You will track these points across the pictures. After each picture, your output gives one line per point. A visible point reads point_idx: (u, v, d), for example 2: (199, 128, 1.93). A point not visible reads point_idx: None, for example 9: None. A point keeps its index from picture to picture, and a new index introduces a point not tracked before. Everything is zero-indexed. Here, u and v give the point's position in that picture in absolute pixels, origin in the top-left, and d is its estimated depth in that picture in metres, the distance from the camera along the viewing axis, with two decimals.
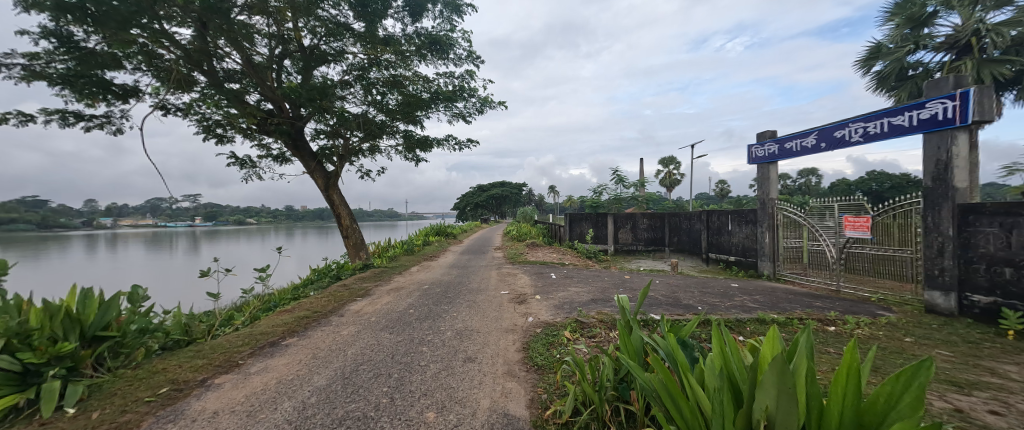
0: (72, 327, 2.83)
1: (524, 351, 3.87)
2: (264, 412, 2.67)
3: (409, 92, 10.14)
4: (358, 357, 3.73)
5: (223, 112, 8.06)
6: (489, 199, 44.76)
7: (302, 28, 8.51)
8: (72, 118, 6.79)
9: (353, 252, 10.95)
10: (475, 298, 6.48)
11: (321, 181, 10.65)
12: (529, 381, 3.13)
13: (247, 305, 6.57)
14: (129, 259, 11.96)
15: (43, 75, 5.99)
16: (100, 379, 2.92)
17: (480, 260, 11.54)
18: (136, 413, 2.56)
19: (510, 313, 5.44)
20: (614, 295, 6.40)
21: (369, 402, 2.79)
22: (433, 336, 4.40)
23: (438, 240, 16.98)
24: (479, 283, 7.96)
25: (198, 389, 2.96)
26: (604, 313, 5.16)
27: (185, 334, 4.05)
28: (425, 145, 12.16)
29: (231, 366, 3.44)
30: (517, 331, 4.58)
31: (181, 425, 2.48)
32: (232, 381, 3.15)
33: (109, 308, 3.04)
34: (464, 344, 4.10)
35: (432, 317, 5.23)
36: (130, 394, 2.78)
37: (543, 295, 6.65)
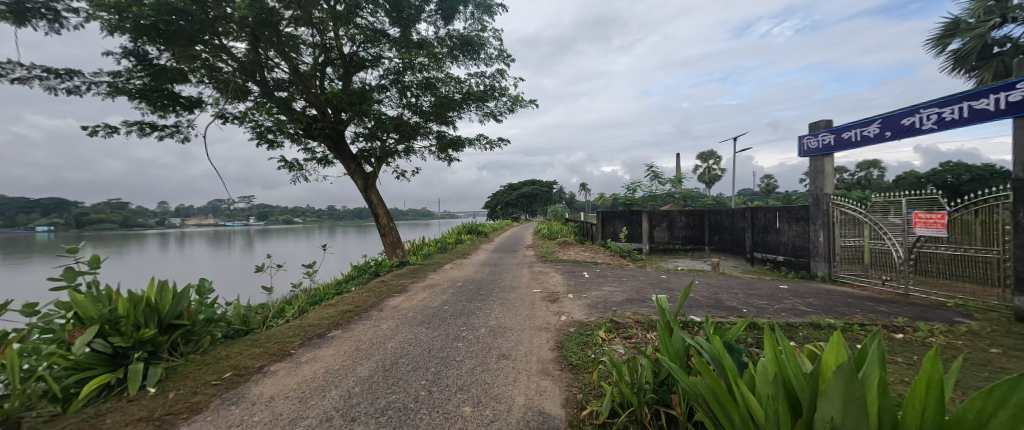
0: (151, 315, 3.13)
1: (558, 349, 3.86)
2: (314, 399, 2.83)
3: (442, 94, 10.41)
4: (397, 350, 3.87)
5: (274, 119, 8.61)
6: (520, 198, 44.80)
7: (342, 36, 8.92)
8: (148, 129, 7.49)
9: (390, 249, 11.36)
10: (508, 296, 6.53)
11: (360, 182, 11.10)
12: (564, 380, 3.12)
13: (296, 298, 7.00)
14: (194, 254, 13.10)
15: (125, 91, 6.70)
16: (175, 362, 3.23)
17: (512, 258, 11.58)
18: (204, 395, 2.80)
19: (543, 312, 5.42)
20: (650, 296, 6.23)
21: (409, 394, 2.90)
22: (468, 332, 4.48)
23: (470, 238, 17.22)
24: (510, 281, 7.98)
25: (256, 375, 3.18)
26: (641, 314, 5.04)
27: (243, 325, 4.39)
28: (457, 145, 12.42)
29: (284, 355, 3.68)
30: (550, 329, 4.57)
31: (243, 407, 2.69)
32: (285, 368, 3.38)
33: (182, 299, 3.32)
34: (498, 341, 4.15)
35: (466, 314, 5.32)
36: (199, 377, 3.05)
37: (576, 294, 6.58)
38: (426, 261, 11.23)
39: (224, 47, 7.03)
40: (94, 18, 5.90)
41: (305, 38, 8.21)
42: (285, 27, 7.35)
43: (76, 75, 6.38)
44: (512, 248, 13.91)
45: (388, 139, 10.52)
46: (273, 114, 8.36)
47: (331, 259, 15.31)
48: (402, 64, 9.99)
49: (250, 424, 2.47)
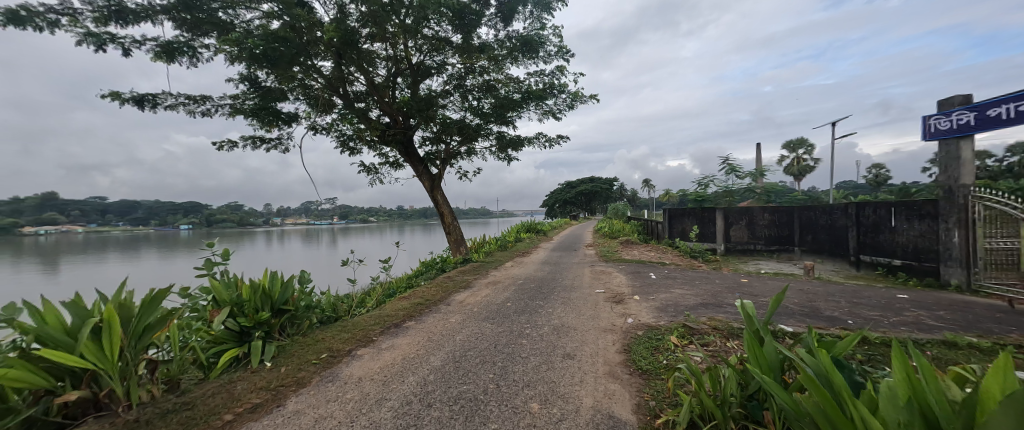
0: (266, 300, 3.64)
1: (626, 353, 3.72)
2: (395, 382, 3.06)
3: (501, 95, 10.67)
4: (465, 343, 4.03)
5: (355, 128, 9.45)
6: (580, 195, 44.06)
7: (411, 47, 9.53)
8: (259, 142, 8.69)
9: (454, 247, 11.85)
10: (570, 295, 6.45)
11: (428, 183, 11.73)
12: (634, 385, 2.99)
13: (373, 290, 7.66)
14: (291, 249, 14.90)
15: (242, 110, 7.84)
16: (284, 342, 3.73)
17: (572, 257, 11.45)
18: (307, 372, 3.17)
19: (607, 313, 5.26)
20: (728, 300, 5.74)
21: (478, 386, 3.00)
22: (531, 330, 4.52)
23: (529, 236, 17.34)
24: (571, 281, 7.88)
25: (346, 357, 3.53)
26: (718, 320, 4.66)
27: (332, 313, 4.89)
28: (517, 144, 12.59)
29: (368, 341, 4.03)
30: (617, 331, 4.43)
31: (337, 384, 3.01)
32: (370, 353, 3.69)
33: (288, 287, 3.81)
34: (562, 340, 4.11)
35: (529, 312, 5.37)
36: (302, 355, 3.47)
37: (642, 295, 6.29)
38: (488, 259, 11.54)
39: (314, 67, 7.91)
40: (219, 52, 6.97)
41: (379, 52, 8.88)
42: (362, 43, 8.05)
43: (207, 100, 7.62)
44: (571, 247, 13.73)
45: (452, 142, 11.02)
46: (354, 124, 9.18)
47: (403, 256, 16.41)
48: (463, 68, 10.38)
49: (343, 401, 2.74)
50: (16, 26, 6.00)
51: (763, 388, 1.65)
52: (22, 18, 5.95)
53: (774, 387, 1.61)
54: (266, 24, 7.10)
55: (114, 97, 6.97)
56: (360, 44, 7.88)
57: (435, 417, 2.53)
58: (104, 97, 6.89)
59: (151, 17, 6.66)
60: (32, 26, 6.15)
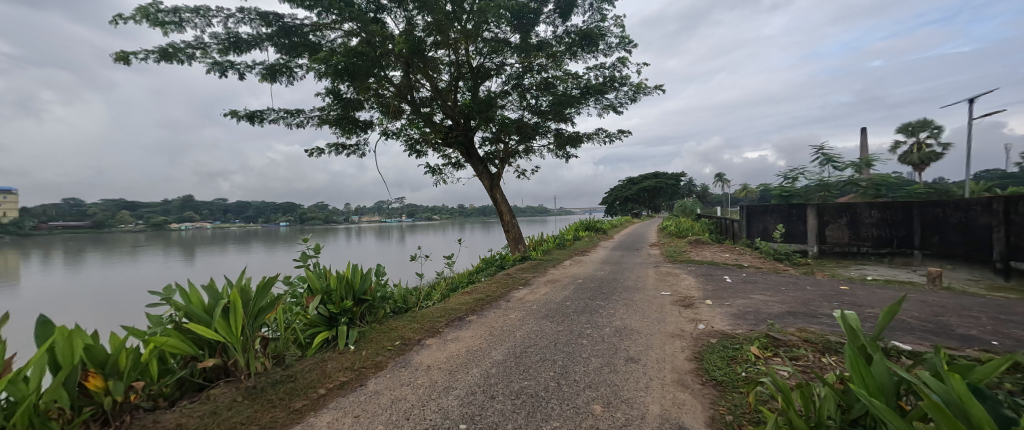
0: (349, 289, 3.95)
1: (696, 361, 3.39)
2: (460, 372, 3.12)
3: (560, 91, 10.54)
4: (526, 339, 3.98)
5: (421, 132, 9.89)
6: (643, 192, 42.03)
7: (472, 51, 9.74)
8: (341, 149, 9.47)
9: (513, 245, 11.94)
10: (633, 297, 6.12)
11: (487, 182, 11.92)
12: (707, 397, 2.70)
13: (438, 284, 7.99)
14: (366, 245, 16.15)
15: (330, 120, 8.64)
16: (364, 328, 4.04)
17: (635, 257, 10.91)
18: (384, 356, 3.41)
19: (675, 318, 4.88)
20: (823, 310, 5.02)
21: (539, 383, 2.93)
22: (592, 330, 4.33)
23: (588, 234, 16.87)
24: (635, 282, 7.46)
25: (416, 346, 3.70)
26: (810, 331, 4.09)
27: (403, 304, 5.17)
28: (576, 141, 12.33)
29: (435, 332, 4.16)
30: (686, 337, 4.07)
31: (410, 370, 3.17)
32: (437, 343, 3.80)
33: (367, 278, 4.10)
34: (625, 343, 3.88)
35: (589, 311, 5.18)
36: (380, 341, 3.73)
37: (715, 300, 5.75)
38: (546, 257, 11.41)
39: (387, 78, 8.40)
40: (310, 70, 7.71)
41: (443, 58, 9.19)
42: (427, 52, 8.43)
43: (301, 113, 8.47)
44: (634, 246, 13.12)
45: (510, 141, 11.09)
46: (421, 128, 9.63)
47: (464, 253, 16.92)
48: (521, 68, 10.34)
49: (415, 386, 2.87)
50: (167, 62, 7.18)
51: (876, 415, 1.40)
52: (170, 54, 7.11)
53: (885, 414, 1.37)
54: (348, 42, 7.70)
55: (234, 116, 8.05)
56: (426, 52, 8.27)
57: (500, 410, 2.52)
58: (226, 116, 7.97)
59: (259, 45, 7.54)
60: (178, 61, 7.29)
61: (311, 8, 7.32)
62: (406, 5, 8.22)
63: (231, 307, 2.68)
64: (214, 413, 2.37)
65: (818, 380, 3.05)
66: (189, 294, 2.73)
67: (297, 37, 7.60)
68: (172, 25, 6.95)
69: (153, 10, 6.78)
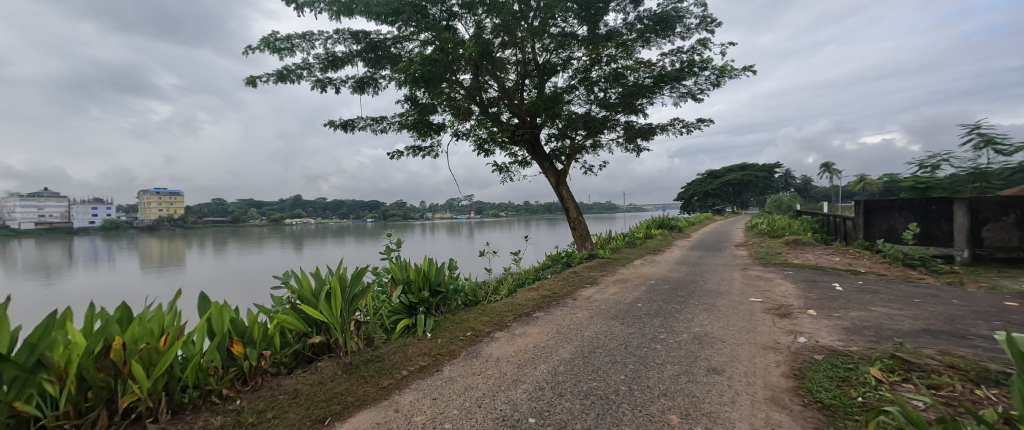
0: (426, 281, 4.11)
1: (796, 379, 2.80)
2: (528, 367, 3.03)
3: (631, 82, 9.90)
4: (594, 339, 3.69)
5: (489, 132, 9.96)
6: (726, 186, 38.30)
7: (539, 48, 9.53)
8: (418, 151, 9.90)
9: (579, 242, 11.60)
10: (716, 302, 5.43)
11: (553, 179, 11.64)
12: (809, 420, 2.19)
13: (505, 280, 7.97)
14: (438, 240, 16.89)
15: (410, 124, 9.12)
16: (439, 317, 4.17)
17: (717, 258, 9.86)
18: (457, 345, 3.48)
19: (769, 328, 4.19)
20: (977, 331, 3.94)
21: (608, 385, 2.69)
22: (667, 335, 3.89)
23: (662, 233, 15.70)
24: (720, 286, 6.66)
25: (486, 338, 3.69)
26: (960, 356, 3.20)
27: (472, 297, 5.21)
28: (648, 133, 11.50)
29: (503, 325, 4.09)
30: (782, 351, 3.44)
31: (481, 361, 3.17)
32: (505, 337, 3.75)
33: (442, 270, 4.22)
34: (706, 351, 3.39)
35: (664, 315, 4.69)
36: (453, 330, 3.81)
37: (822, 311, 4.86)
38: (615, 255, 10.84)
39: (457, 81, 8.58)
40: (392, 80, 8.10)
41: (510, 58, 9.12)
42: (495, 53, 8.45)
43: (384, 120, 9.00)
44: (716, 246, 11.90)
45: (577, 136, 10.69)
46: (489, 128, 9.70)
47: (531, 250, 16.87)
48: (589, 61, 9.88)
49: (486, 376, 2.88)
50: (283, 82, 8.06)
51: None
52: (285, 75, 7.97)
53: None
54: (423, 50, 7.98)
55: (331, 125, 8.80)
56: (494, 53, 8.30)
57: (569, 408, 2.38)
58: (325, 126, 8.77)
59: (349, 61, 8.12)
60: (290, 80, 8.14)
61: (391, 22, 7.68)
62: (475, 10, 8.22)
63: (332, 292, 3.03)
64: (320, 382, 2.67)
65: (966, 415, 2.31)
66: (302, 279, 3.16)
67: (381, 50, 8.07)
68: (286, 51, 7.76)
69: (271, 39, 7.63)
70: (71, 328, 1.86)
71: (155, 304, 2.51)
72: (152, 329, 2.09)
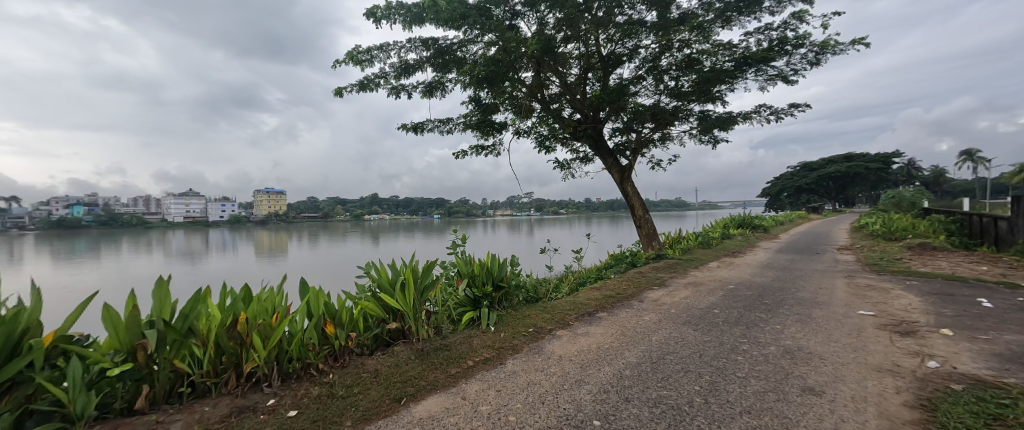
0: (489, 277, 4.01)
1: (926, 411, 2.13)
2: (592, 368, 2.77)
3: (706, 68, 8.98)
4: (663, 346, 3.28)
5: (551, 129, 9.66)
6: (823, 181, 33.63)
7: (603, 39, 9.01)
8: (481, 150, 9.96)
9: (645, 242, 10.83)
10: (814, 313, 4.61)
11: (617, 175, 11.02)
12: None
13: (566, 278, 7.68)
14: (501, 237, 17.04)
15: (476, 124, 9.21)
16: (503, 311, 4.05)
17: (811, 263, 8.56)
18: (519, 340, 3.31)
19: (887, 347, 3.40)
20: None
21: (682, 395, 2.34)
22: (752, 347, 3.32)
23: (744, 233, 14.14)
24: (819, 295, 5.67)
25: (549, 335, 3.48)
26: None
27: (533, 294, 5.02)
28: (727, 123, 10.37)
29: (565, 324, 3.84)
30: (907, 374, 2.72)
31: (546, 357, 2.98)
32: (568, 335, 3.51)
33: (504, 265, 4.09)
34: (801, 367, 2.81)
35: (748, 325, 4.06)
36: (516, 326, 3.66)
37: (963, 332, 3.86)
38: (686, 256, 9.95)
39: (519, 80, 8.45)
40: (457, 83, 8.21)
41: (573, 53, 8.77)
42: (558, 49, 8.17)
43: (450, 122, 9.16)
44: (811, 249, 10.36)
45: (644, 130, 9.98)
46: (551, 125, 9.42)
47: (594, 249, 16.27)
48: (659, 48, 9.13)
49: (549, 373, 2.68)
50: (364, 91, 8.55)
51: None
52: (366, 84, 8.44)
53: None
54: (487, 52, 7.97)
55: (404, 130, 9.15)
56: (557, 49, 8.02)
57: (636, 415, 2.10)
58: (399, 129, 9.15)
59: (419, 67, 8.35)
60: (370, 89, 8.61)
61: (457, 28, 7.76)
62: (538, 7, 7.98)
63: (405, 283, 3.10)
64: (395, 365, 2.72)
65: None
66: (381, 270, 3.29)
67: (449, 55, 8.20)
68: (366, 62, 8.20)
69: (355, 52, 8.10)
70: (210, 304, 2.26)
71: (267, 288, 2.84)
72: (267, 308, 2.49)
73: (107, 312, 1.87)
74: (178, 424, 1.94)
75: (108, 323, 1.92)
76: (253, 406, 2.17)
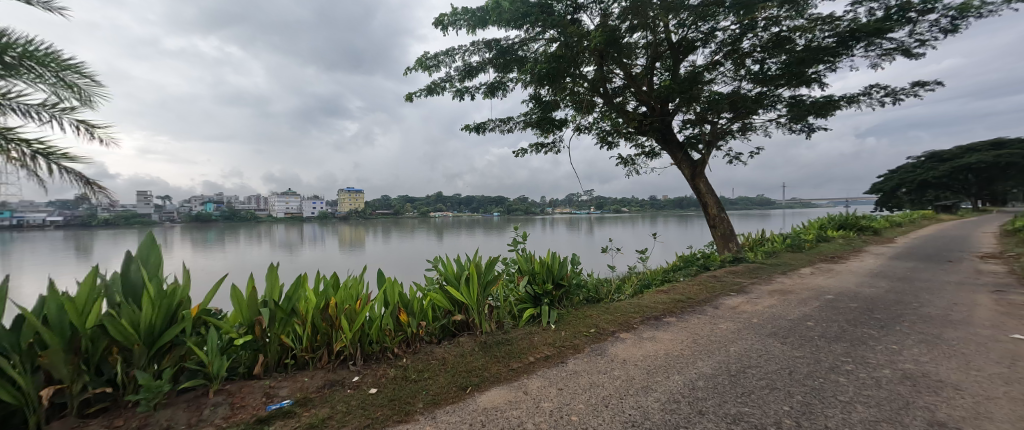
0: (549, 276, 3.73)
1: None
2: (659, 375, 2.39)
3: (799, 48, 7.79)
4: (743, 358, 2.73)
5: (613, 124, 9.12)
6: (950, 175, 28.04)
7: (674, 25, 8.20)
8: (541, 148, 9.69)
9: (720, 244, 9.74)
10: (950, 333, 3.63)
11: (687, 171, 10.09)
12: None
13: (628, 279, 7.16)
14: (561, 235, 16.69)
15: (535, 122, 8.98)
16: (563, 310, 3.77)
17: (939, 274, 7.02)
18: (580, 340, 3.02)
19: None
20: None
21: (766, 415, 1.89)
22: (858, 367, 2.60)
23: (845, 234, 12.16)
24: (955, 313, 4.50)
25: (611, 337, 3.13)
26: None
27: (594, 294, 4.66)
28: (824, 108, 8.95)
29: (629, 327, 3.46)
30: None
31: (610, 359, 2.66)
32: (632, 339, 3.13)
33: (565, 263, 3.77)
34: (930, 395, 2.10)
35: (856, 340, 3.28)
36: (577, 325, 3.36)
37: None
38: (771, 260, 8.77)
39: (582, 76, 8.04)
40: (519, 82, 8.02)
41: (639, 42, 8.14)
42: (624, 39, 7.63)
43: (510, 121, 9.01)
44: (938, 257, 8.54)
45: (720, 120, 8.97)
46: (613, 120, 8.86)
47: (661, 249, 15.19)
48: (741, 29, 8.11)
49: (612, 376, 2.36)
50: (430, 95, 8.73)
51: None
52: (434, 88, 8.61)
53: None
54: (547, 49, 7.68)
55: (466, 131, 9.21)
56: (622, 39, 7.39)
57: None
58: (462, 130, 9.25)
59: (481, 68, 8.30)
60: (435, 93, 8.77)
61: (520, 27, 7.55)
62: None
63: (470, 278, 2.98)
64: (460, 355, 2.59)
65: None
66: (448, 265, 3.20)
67: (510, 55, 8.04)
68: (433, 66, 8.33)
69: (424, 59, 8.30)
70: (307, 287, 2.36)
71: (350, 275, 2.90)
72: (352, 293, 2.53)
73: (236, 290, 2.05)
74: (285, 391, 2.06)
75: (234, 300, 2.12)
76: (341, 381, 2.20)
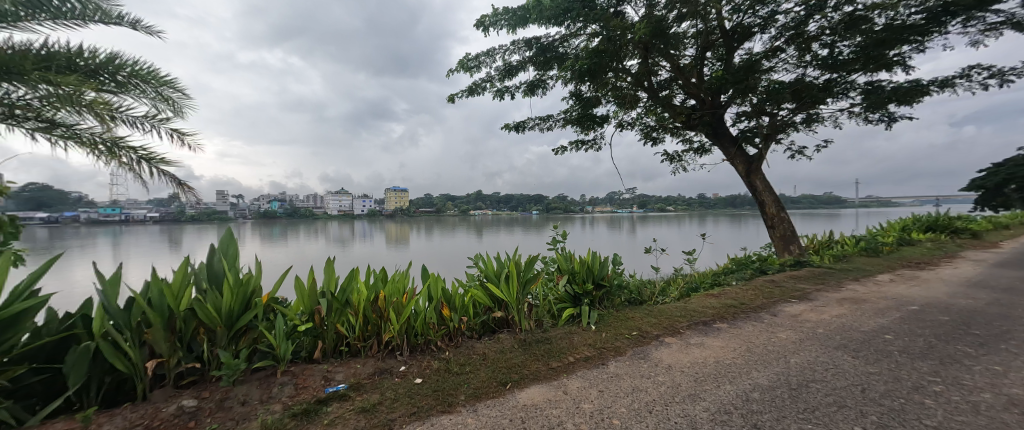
0: (591, 275, 3.46)
1: None
2: (709, 383, 2.07)
3: (877, 30, 6.86)
4: (807, 369, 2.31)
5: (659, 119, 8.60)
6: None
7: (728, 12, 7.51)
8: (581, 145, 9.36)
9: (780, 246, 8.88)
10: None
11: (742, 167, 9.31)
12: None
13: (673, 281, 6.69)
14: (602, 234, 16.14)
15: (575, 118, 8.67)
16: (604, 312, 3.49)
17: None
18: (622, 343, 2.74)
19: None
20: None
21: None
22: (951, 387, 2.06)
23: (933, 237, 10.63)
24: None
25: (655, 341, 2.83)
26: None
27: (636, 296, 4.32)
28: (907, 95, 7.85)
29: (674, 331, 3.11)
30: None
31: (656, 365, 2.37)
32: (680, 345, 2.80)
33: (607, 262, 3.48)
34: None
35: (951, 355, 2.68)
36: (619, 327, 3.07)
37: None
38: (841, 265, 7.84)
39: (625, 71, 7.62)
40: (560, 80, 7.73)
41: (688, 32, 7.57)
42: (673, 29, 7.12)
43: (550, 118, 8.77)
44: None
45: (780, 111, 8.15)
46: (658, 115, 8.34)
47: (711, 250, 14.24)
48: (806, 11, 7.29)
49: (656, 381, 2.09)
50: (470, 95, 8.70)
51: None
52: (474, 88, 8.54)
53: None
54: (588, 44, 7.36)
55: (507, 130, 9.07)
56: (670, 29, 6.86)
57: None
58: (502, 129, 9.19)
59: (521, 67, 8.15)
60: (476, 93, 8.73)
61: (561, 23, 7.31)
62: None
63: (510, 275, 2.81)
64: (500, 351, 2.43)
65: None
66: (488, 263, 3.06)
67: (551, 52, 7.80)
68: (474, 66, 8.29)
69: (466, 59, 8.24)
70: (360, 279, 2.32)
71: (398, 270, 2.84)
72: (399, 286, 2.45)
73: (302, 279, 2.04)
74: (341, 375, 2.00)
75: (298, 289, 2.11)
76: (389, 369, 2.10)
